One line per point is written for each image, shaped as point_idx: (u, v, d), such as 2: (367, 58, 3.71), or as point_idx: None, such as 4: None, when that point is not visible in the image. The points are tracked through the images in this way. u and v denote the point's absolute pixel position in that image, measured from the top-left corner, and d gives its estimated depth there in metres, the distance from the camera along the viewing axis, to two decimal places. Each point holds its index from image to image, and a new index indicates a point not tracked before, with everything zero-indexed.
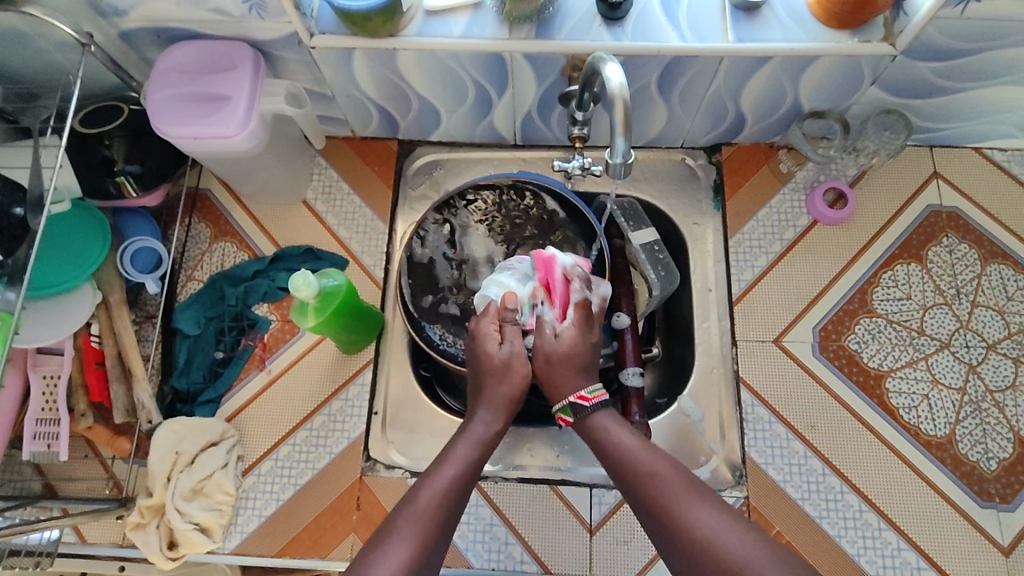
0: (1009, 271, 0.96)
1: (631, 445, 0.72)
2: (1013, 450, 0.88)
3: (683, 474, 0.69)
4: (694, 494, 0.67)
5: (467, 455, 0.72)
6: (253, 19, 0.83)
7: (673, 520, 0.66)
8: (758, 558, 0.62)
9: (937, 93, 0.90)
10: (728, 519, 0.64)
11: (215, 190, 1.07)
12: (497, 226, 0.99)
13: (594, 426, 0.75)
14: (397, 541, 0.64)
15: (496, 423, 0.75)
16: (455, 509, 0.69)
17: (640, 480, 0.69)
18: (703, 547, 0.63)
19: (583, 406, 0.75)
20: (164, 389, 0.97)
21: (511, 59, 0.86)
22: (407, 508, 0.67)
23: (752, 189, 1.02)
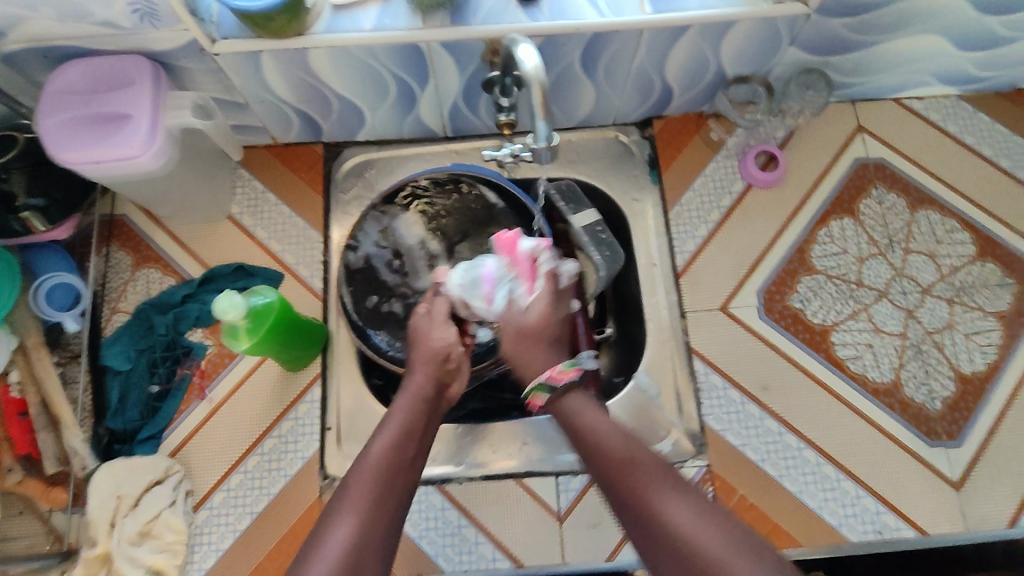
0: (936, 215, 0.98)
1: (607, 431, 0.65)
2: (955, 387, 0.91)
3: (663, 465, 0.62)
4: (674, 486, 0.60)
5: (403, 418, 0.69)
6: (147, 29, 0.77)
7: (651, 517, 0.58)
8: (737, 557, 0.55)
9: (852, 48, 0.91)
10: (707, 514, 0.58)
11: (131, 215, 1.01)
12: (434, 222, 0.96)
13: (568, 409, 0.69)
14: (341, 519, 0.60)
15: (424, 380, 0.72)
16: (400, 478, 0.65)
17: (616, 473, 0.62)
18: (677, 546, 0.56)
19: (556, 383, 0.69)
20: (99, 431, 0.91)
21: (429, 49, 0.83)
22: (348, 485, 0.63)
23: (685, 161, 1.02)
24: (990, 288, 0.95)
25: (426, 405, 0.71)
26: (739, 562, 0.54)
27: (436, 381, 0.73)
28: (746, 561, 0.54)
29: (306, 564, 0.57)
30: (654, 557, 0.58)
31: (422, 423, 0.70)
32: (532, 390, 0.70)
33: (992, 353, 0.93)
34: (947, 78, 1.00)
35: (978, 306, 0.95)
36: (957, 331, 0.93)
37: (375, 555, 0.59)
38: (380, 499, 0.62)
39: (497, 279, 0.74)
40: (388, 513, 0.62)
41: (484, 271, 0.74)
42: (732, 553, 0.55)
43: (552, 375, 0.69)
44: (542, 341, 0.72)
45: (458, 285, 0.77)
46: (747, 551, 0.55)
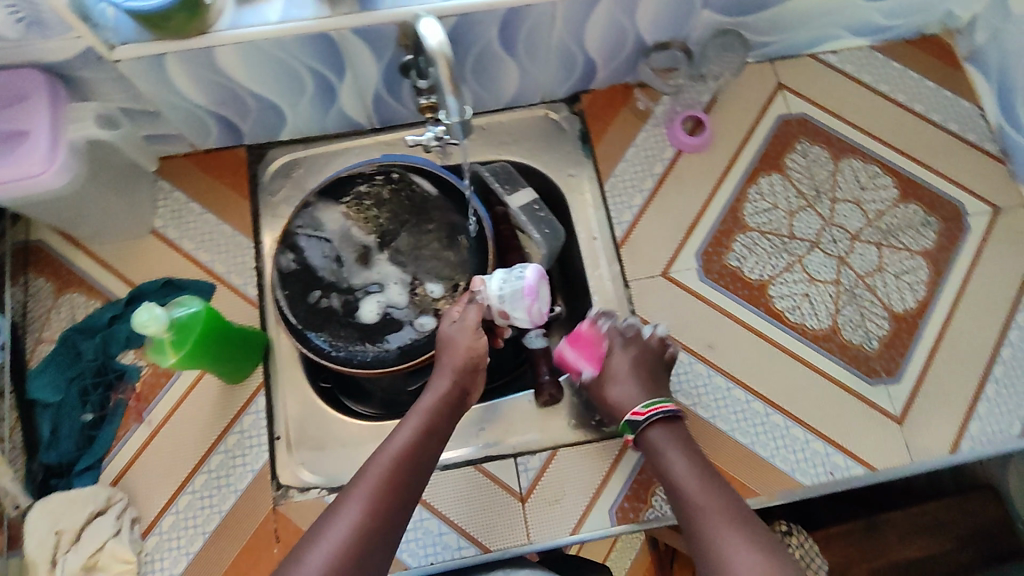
0: (858, 163, 1.00)
1: (689, 479, 0.71)
2: (889, 326, 0.92)
3: (739, 515, 0.67)
4: (747, 536, 0.65)
5: (422, 420, 0.74)
6: (36, 39, 0.74)
7: (719, 562, 0.64)
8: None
9: (763, 6, 0.93)
10: (772, 564, 0.62)
11: (48, 239, 0.96)
12: (368, 217, 0.95)
13: (653, 445, 0.76)
14: (349, 504, 0.65)
15: (447, 387, 0.77)
16: (414, 471, 0.70)
17: (695, 520, 0.68)
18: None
19: (637, 420, 0.77)
20: (33, 467, 0.86)
21: (340, 37, 0.81)
22: (361, 474, 0.68)
23: (616, 132, 1.02)
24: (915, 228, 0.97)
25: (445, 411, 0.76)
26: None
27: (458, 389, 0.78)
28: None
29: (314, 542, 0.63)
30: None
31: (439, 428, 0.75)
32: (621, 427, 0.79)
33: (921, 289, 0.94)
34: (857, 30, 1.02)
35: (904, 246, 0.96)
36: (887, 272, 0.95)
37: (380, 536, 0.64)
38: (391, 488, 0.67)
39: (537, 293, 0.79)
40: (396, 501, 0.67)
41: (526, 286, 0.78)
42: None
43: (633, 413, 0.77)
44: (625, 383, 0.80)
45: (497, 293, 0.80)
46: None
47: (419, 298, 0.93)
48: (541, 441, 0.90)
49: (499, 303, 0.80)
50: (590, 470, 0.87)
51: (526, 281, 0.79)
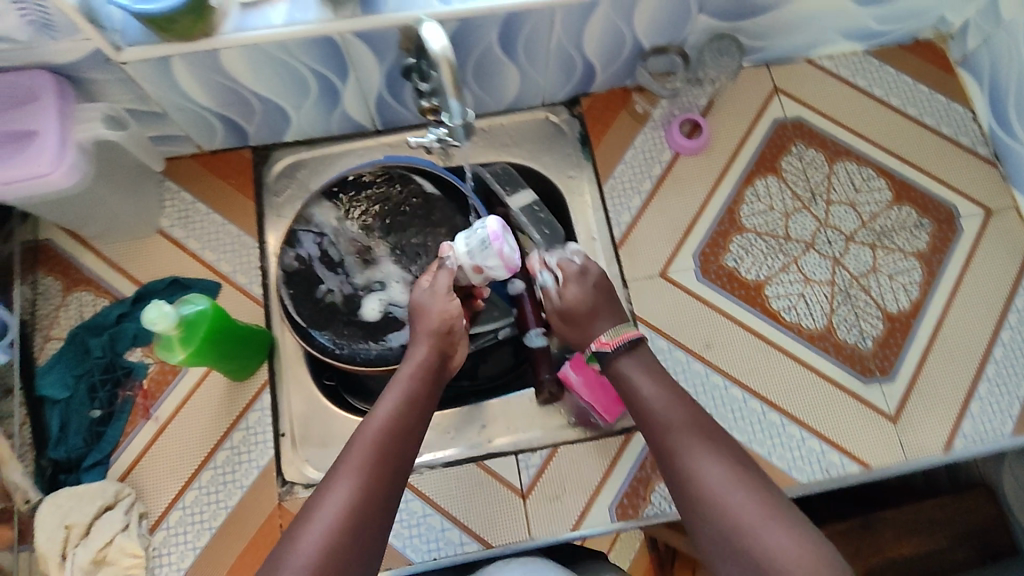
0: (853, 166, 1.02)
1: (660, 410, 0.73)
2: (883, 326, 0.94)
3: (704, 435, 0.69)
4: (713, 453, 0.67)
5: (404, 389, 0.74)
6: (46, 41, 0.75)
7: (688, 483, 0.66)
8: (764, 521, 0.62)
9: (759, 11, 0.94)
10: (738, 478, 0.65)
11: (56, 238, 0.98)
12: (371, 218, 0.98)
13: (621, 374, 0.78)
14: (341, 481, 0.65)
15: (425, 353, 0.77)
16: (402, 438, 0.70)
17: (664, 442, 0.70)
18: (709, 508, 0.64)
19: (605, 350, 0.79)
20: (42, 462, 0.88)
21: (343, 39, 0.83)
22: (349, 450, 0.68)
23: (615, 135, 1.04)
24: (909, 229, 0.99)
25: (425, 377, 0.76)
26: (762, 528, 0.61)
27: (436, 354, 0.78)
28: (771, 525, 0.61)
29: (308, 522, 0.63)
30: (686, 512, 0.66)
31: (423, 394, 0.75)
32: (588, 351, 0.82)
33: (915, 291, 0.96)
34: (852, 35, 1.04)
35: (898, 248, 0.98)
36: (881, 273, 0.97)
37: (372, 513, 0.64)
38: (380, 462, 0.67)
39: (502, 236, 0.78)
40: (387, 473, 0.67)
41: (490, 233, 0.78)
42: (762, 517, 0.62)
43: (599, 344, 0.79)
44: (592, 314, 0.82)
45: (466, 251, 0.80)
46: (771, 512, 0.62)
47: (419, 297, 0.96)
48: (541, 438, 0.91)
49: (470, 259, 0.80)
50: (591, 466, 0.89)
51: (490, 232, 0.78)
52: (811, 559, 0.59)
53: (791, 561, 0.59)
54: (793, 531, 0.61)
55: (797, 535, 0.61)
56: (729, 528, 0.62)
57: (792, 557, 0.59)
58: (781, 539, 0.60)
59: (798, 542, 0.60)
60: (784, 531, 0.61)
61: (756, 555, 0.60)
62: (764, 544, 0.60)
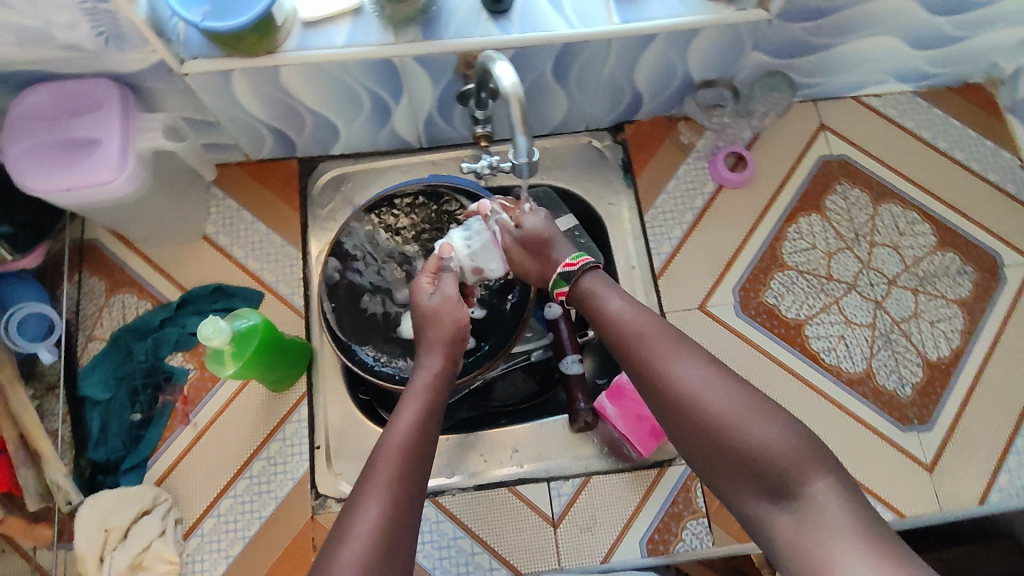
0: (898, 209, 1.03)
1: (628, 318, 0.69)
2: (923, 373, 0.96)
3: (673, 336, 0.66)
4: (686, 355, 0.64)
5: (423, 399, 0.69)
6: (112, 51, 0.76)
7: (663, 387, 0.63)
8: (747, 414, 0.58)
9: (812, 50, 0.95)
10: (715, 375, 0.61)
11: (102, 238, 0.98)
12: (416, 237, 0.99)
13: (587, 290, 0.75)
14: (371, 499, 0.60)
15: (441, 362, 0.74)
16: (425, 452, 0.65)
17: (637, 352, 0.67)
18: (692, 420, 0.60)
19: (570, 272, 0.77)
20: (81, 463, 0.89)
21: (401, 63, 0.84)
22: (373, 466, 0.63)
23: (659, 164, 1.04)
24: (951, 275, 1.00)
25: (441, 387, 0.72)
26: (744, 422, 0.58)
27: (451, 365, 0.75)
28: (756, 418, 0.58)
29: (340, 544, 0.58)
30: (673, 431, 0.63)
31: (440, 405, 0.71)
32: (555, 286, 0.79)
33: (956, 339, 0.98)
34: (902, 76, 1.04)
35: (940, 293, 1.00)
36: (922, 319, 0.98)
37: (403, 534, 0.60)
38: (408, 480, 0.62)
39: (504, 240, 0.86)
40: (413, 491, 0.62)
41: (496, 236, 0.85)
42: (742, 410, 0.58)
43: (566, 265, 0.77)
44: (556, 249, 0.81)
45: (467, 249, 0.85)
46: (751, 406, 0.59)
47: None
48: (574, 466, 0.92)
49: (470, 258, 0.85)
50: (623, 496, 0.91)
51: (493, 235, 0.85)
52: (807, 449, 0.56)
53: (785, 456, 0.55)
54: (781, 422, 0.58)
55: (786, 426, 0.57)
56: (713, 433, 0.59)
57: (785, 449, 0.56)
58: (769, 429, 0.57)
59: (787, 431, 0.57)
60: (768, 425, 0.57)
61: (745, 450, 0.57)
62: (750, 438, 0.57)
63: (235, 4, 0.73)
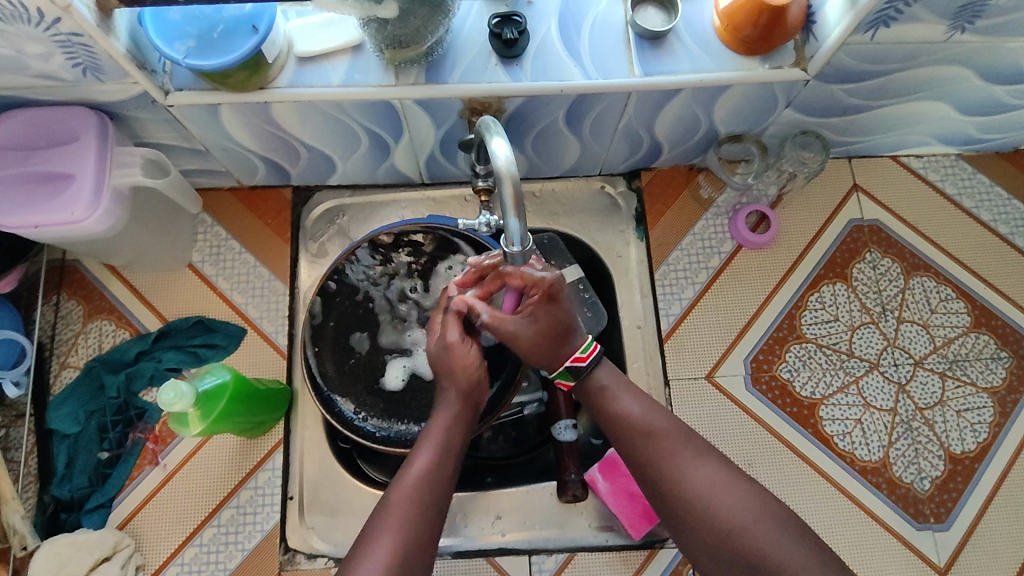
0: (930, 283, 0.96)
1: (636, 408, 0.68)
2: (944, 468, 0.90)
3: (679, 433, 0.67)
4: (695, 456, 0.65)
5: (440, 438, 0.67)
6: (91, 81, 0.70)
7: (673, 487, 0.64)
8: (756, 522, 0.61)
9: (851, 111, 0.87)
10: (727, 480, 0.64)
11: (84, 261, 0.94)
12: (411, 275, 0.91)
13: (597, 385, 0.70)
14: (379, 543, 0.60)
15: (461, 404, 0.69)
16: (436, 500, 0.64)
17: (642, 445, 0.67)
18: (698, 521, 0.63)
19: (581, 367, 0.69)
20: (44, 499, 0.85)
21: (401, 105, 0.77)
22: (385, 507, 0.63)
23: (675, 217, 0.97)
24: (984, 361, 0.93)
25: (462, 426, 0.69)
26: (754, 531, 0.60)
27: (472, 403, 0.70)
28: (765, 527, 0.61)
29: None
30: (678, 526, 0.65)
31: (459, 444, 0.68)
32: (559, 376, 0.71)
33: (983, 432, 0.91)
34: (946, 140, 0.96)
35: (970, 380, 0.92)
36: (948, 407, 0.91)
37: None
38: (418, 524, 0.62)
39: None
40: (420, 542, 0.62)
41: None
42: (755, 517, 0.61)
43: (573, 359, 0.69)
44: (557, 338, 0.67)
45: None
46: (760, 515, 0.61)
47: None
48: (559, 540, 0.88)
49: None
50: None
51: None
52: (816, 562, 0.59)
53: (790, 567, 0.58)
54: (786, 532, 0.61)
55: (793, 538, 0.60)
56: (721, 536, 0.61)
57: (795, 562, 0.58)
58: (778, 539, 0.60)
59: (798, 545, 0.60)
60: (775, 535, 0.60)
61: (754, 556, 0.60)
62: (760, 546, 0.60)
63: (222, 41, 0.68)
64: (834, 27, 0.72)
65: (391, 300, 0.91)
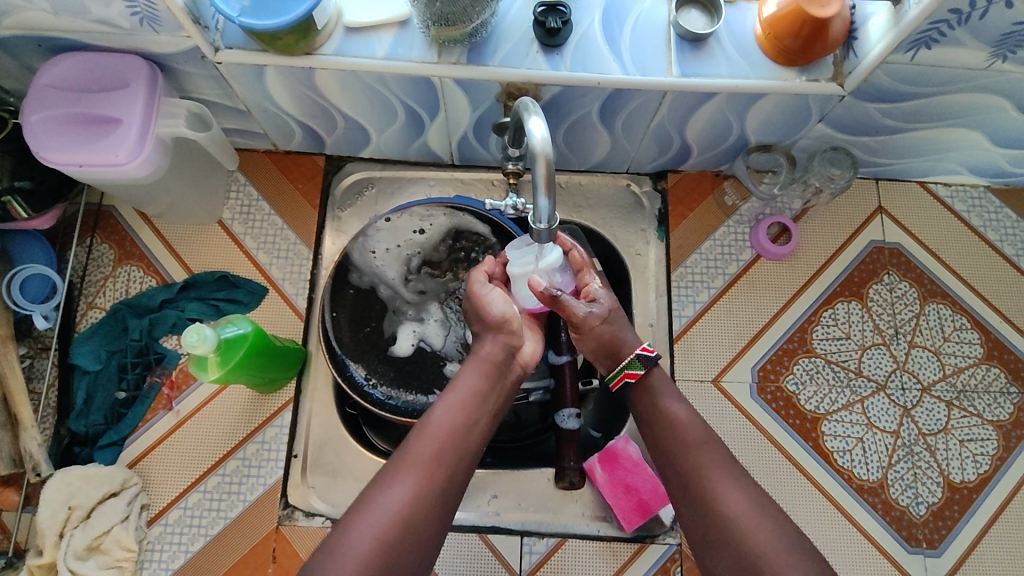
0: (946, 311, 0.96)
1: (685, 420, 0.71)
2: (942, 495, 0.90)
3: (721, 452, 0.69)
4: (734, 479, 0.67)
5: (471, 384, 0.71)
6: (146, 32, 0.73)
7: (710, 504, 0.66)
8: (781, 556, 0.62)
9: (883, 131, 0.88)
10: (763, 509, 0.65)
11: (119, 207, 0.97)
12: (414, 248, 0.92)
13: (649, 388, 0.74)
14: (400, 474, 0.65)
15: (490, 344, 0.74)
16: (463, 439, 0.68)
17: (685, 458, 0.69)
18: (725, 544, 0.64)
19: (649, 357, 0.73)
20: (60, 431, 0.88)
21: (441, 83, 0.79)
22: (409, 444, 0.67)
23: (697, 221, 0.99)
24: (993, 394, 0.93)
25: (492, 373, 0.72)
26: (780, 563, 0.62)
27: (502, 348, 0.73)
28: (795, 559, 0.62)
29: (362, 510, 0.63)
30: (701, 546, 0.66)
31: (490, 391, 0.71)
32: (626, 365, 0.74)
33: (984, 464, 0.91)
34: (976, 170, 0.97)
35: (977, 411, 0.93)
36: (952, 435, 0.92)
37: (427, 516, 0.63)
38: (440, 463, 0.66)
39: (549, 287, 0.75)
40: (443, 473, 0.66)
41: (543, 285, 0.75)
42: (775, 548, 0.63)
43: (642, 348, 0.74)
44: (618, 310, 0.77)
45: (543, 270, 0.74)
46: (787, 548, 0.63)
47: (455, 334, 0.90)
48: (551, 524, 0.89)
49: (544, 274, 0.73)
50: (598, 565, 0.88)
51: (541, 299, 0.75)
52: None
53: None
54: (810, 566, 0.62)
55: None
56: (746, 561, 0.63)
57: None
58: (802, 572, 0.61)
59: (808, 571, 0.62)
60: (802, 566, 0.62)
61: None
62: None
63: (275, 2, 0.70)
64: (877, 42, 0.73)
65: (351, 257, 0.92)
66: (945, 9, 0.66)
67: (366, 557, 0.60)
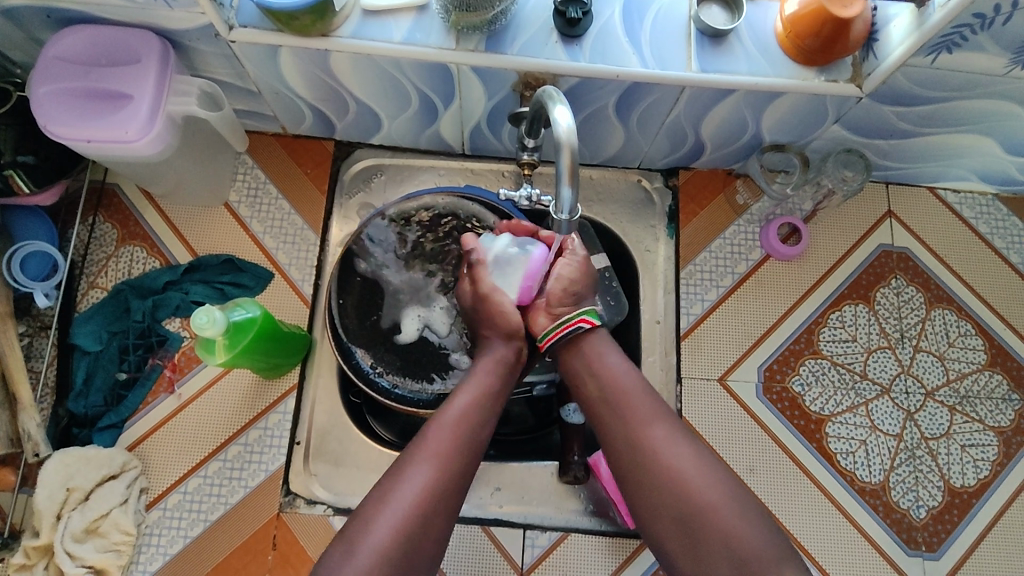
0: (951, 316, 0.96)
1: (621, 375, 0.71)
2: (942, 499, 0.90)
3: (658, 405, 0.69)
4: (672, 428, 0.67)
5: (484, 376, 0.73)
6: (160, 7, 0.71)
7: (648, 453, 0.66)
8: (727, 504, 0.62)
9: (897, 135, 0.88)
10: (704, 461, 0.65)
11: (123, 185, 0.96)
12: (418, 243, 0.91)
13: (587, 349, 0.73)
14: (422, 459, 0.64)
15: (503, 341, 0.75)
16: (479, 428, 0.69)
17: (625, 412, 0.69)
18: (670, 498, 0.63)
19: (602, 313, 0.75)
20: (58, 412, 0.87)
21: (458, 70, 0.78)
22: (429, 430, 0.67)
23: (707, 219, 0.98)
24: (995, 400, 0.94)
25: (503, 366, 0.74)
26: (729, 511, 0.62)
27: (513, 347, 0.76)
28: (741, 511, 0.62)
29: (383, 499, 0.62)
30: (642, 502, 0.65)
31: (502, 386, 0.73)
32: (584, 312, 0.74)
33: (984, 468, 0.91)
34: (986, 177, 0.97)
35: (979, 417, 0.93)
36: (953, 440, 0.92)
37: (444, 505, 0.63)
38: (458, 453, 0.66)
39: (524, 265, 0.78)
40: (463, 460, 0.66)
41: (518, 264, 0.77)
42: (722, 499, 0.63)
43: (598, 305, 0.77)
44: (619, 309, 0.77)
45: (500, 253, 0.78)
46: (731, 500, 0.63)
47: (459, 328, 0.90)
48: (553, 519, 0.89)
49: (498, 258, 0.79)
50: (600, 560, 0.87)
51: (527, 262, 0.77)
52: (779, 552, 0.60)
53: (761, 553, 0.59)
54: (756, 519, 0.62)
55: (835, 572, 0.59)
56: (688, 515, 0.62)
57: (753, 534, 0.61)
58: (749, 528, 0.61)
59: (755, 523, 0.62)
60: (749, 520, 0.61)
61: (722, 533, 0.60)
62: (724, 526, 0.61)
63: None
64: (896, 46, 0.73)
65: (357, 247, 0.90)
66: (969, 14, 0.66)
67: (386, 550, 0.59)
